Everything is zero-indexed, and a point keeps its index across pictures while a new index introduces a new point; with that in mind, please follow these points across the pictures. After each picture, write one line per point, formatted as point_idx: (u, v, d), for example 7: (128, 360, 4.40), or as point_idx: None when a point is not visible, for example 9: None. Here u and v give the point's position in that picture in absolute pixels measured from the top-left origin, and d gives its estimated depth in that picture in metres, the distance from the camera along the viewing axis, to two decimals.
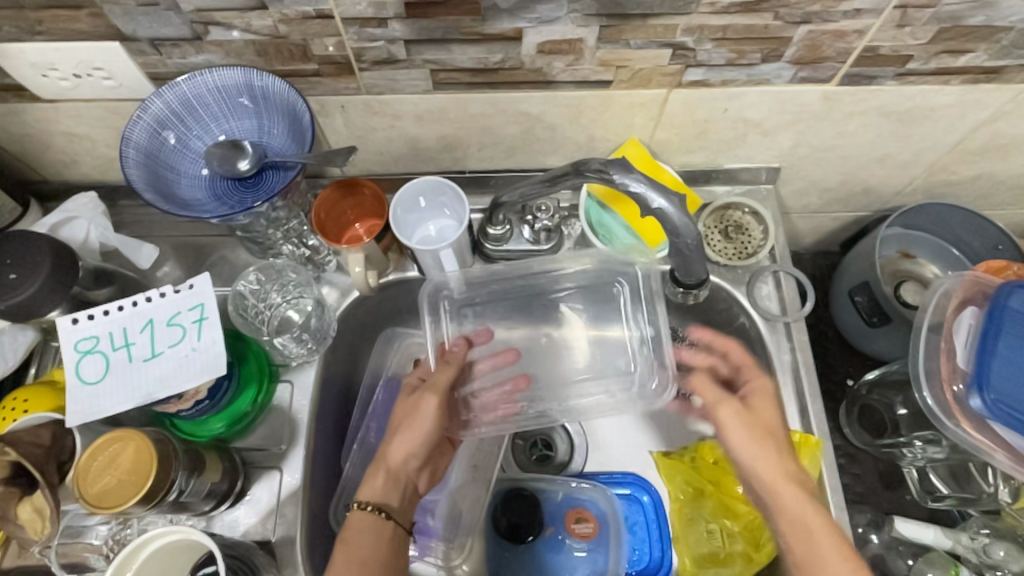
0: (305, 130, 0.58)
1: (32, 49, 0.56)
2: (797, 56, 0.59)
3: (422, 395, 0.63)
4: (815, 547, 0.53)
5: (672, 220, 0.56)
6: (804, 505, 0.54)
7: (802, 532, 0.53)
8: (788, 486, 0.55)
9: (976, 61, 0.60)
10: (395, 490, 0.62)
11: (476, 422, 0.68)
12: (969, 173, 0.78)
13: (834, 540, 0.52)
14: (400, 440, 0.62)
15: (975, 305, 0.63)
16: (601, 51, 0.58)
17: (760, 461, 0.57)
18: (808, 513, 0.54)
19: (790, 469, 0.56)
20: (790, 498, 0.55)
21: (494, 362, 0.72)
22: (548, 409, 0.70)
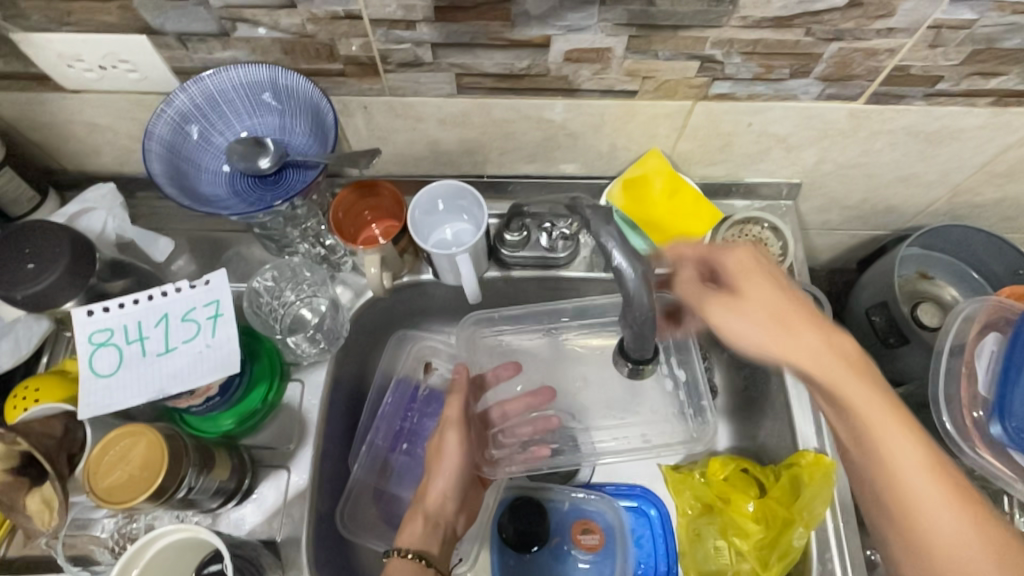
0: (328, 130, 0.58)
1: (59, 39, 0.56)
2: (826, 72, 0.58)
3: (446, 432, 0.68)
4: (901, 471, 0.46)
5: (628, 285, 0.48)
6: (889, 432, 0.47)
7: (887, 460, 0.47)
8: (878, 412, 0.48)
9: (1007, 84, 0.60)
10: (433, 536, 0.63)
11: (508, 461, 0.73)
12: (993, 196, 0.78)
13: (919, 458, 0.46)
14: (433, 481, 0.66)
15: (996, 331, 0.62)
16: (628, 60, 0.58)
17: (831, 381, 0.49)
18: (895, 441, 0.47)
19: (868, 396, 0.48)
20: (878, 425, 0.47)
21: (525, 402, 0.76)
22: (575, 448, 0.74)
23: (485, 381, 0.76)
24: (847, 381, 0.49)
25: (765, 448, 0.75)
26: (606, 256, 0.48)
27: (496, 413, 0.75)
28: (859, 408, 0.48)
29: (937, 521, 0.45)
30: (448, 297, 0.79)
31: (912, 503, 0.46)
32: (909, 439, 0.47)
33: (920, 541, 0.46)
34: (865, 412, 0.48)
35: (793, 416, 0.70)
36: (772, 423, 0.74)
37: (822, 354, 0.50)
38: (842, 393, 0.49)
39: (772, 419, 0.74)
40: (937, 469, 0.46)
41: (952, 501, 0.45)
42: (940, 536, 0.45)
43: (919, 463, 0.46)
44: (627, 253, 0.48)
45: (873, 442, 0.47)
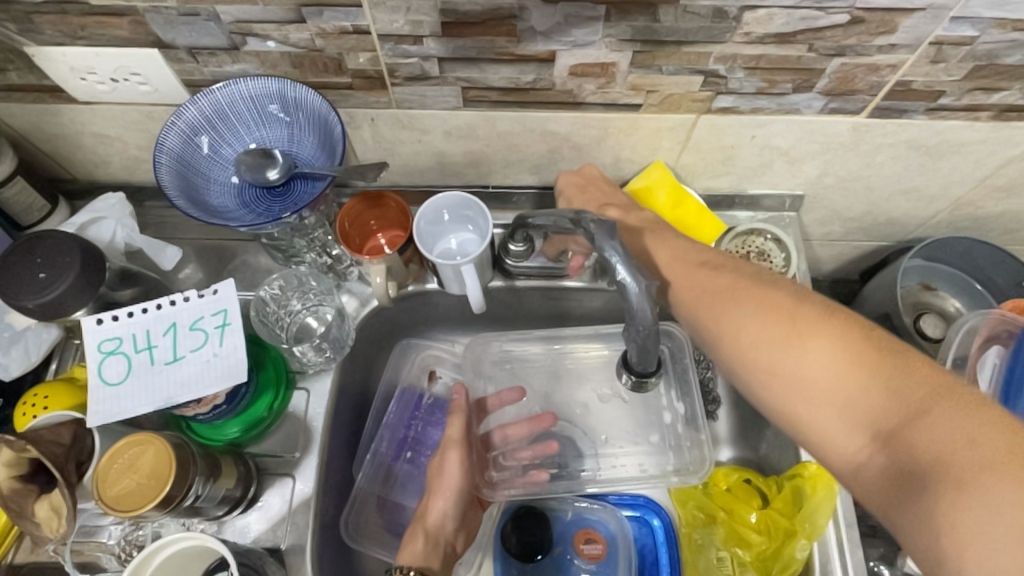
0: (335, 142, 0.59)
1: (72, 53, 0.57)
2: (828, 87, 0.59)
3: (447, 452, 0.67)
4: (743, 330, 0.50)
5: (632, 302, 0.48)
6: (730, 299, 0.52)
7: (732, 329, 0.51)
8: (714, 290, 0.54)
9: (1009, 99, 0.60)
10: (433, 553, 0.63)
11: (509, 483, 0.73)
12: (996, 209, 0.78)
13: (762, 312, 0.49)
14: (434, 500, 0.66)
15: (1000, 343, 0.62)
16: (632, 75, 0.58)
17: (680, 284, 0.56)
18: (733, 306, 0.51)
19: (702, 281, 0.55)
20: (713, 301, 0.53)
21: (525, 427, 0.76)
22: (574, 474, 0.74)
23: (486, 406, 0.77)
24: (696, 276, 0.55)
25: (765, 457, 0.76)
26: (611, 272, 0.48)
27: (497, 437, 0.76)
28: (698, 295, 0.54)
29: (785, 364, 0.47)
30: (452, 306, 0.79)
31: (756, 355, 0.49)
32: (743, 299, 0.51)
33: (777, 390, 0.47)
34: (702, 298, 0.54)
35: None
36: (774, 433, 0.74)
37: (679, 268, 0.57)
38: (688, 287, 0.56)
39: (774, 429, 0.75)
40: (784, 316, 0.48)
41: (794, 339, 0.47)
42: (789, 377, 0.47)
43: (762, 321, 0.49)
44: (632, 268, 0.48)
45: (714, 314, 0.52)
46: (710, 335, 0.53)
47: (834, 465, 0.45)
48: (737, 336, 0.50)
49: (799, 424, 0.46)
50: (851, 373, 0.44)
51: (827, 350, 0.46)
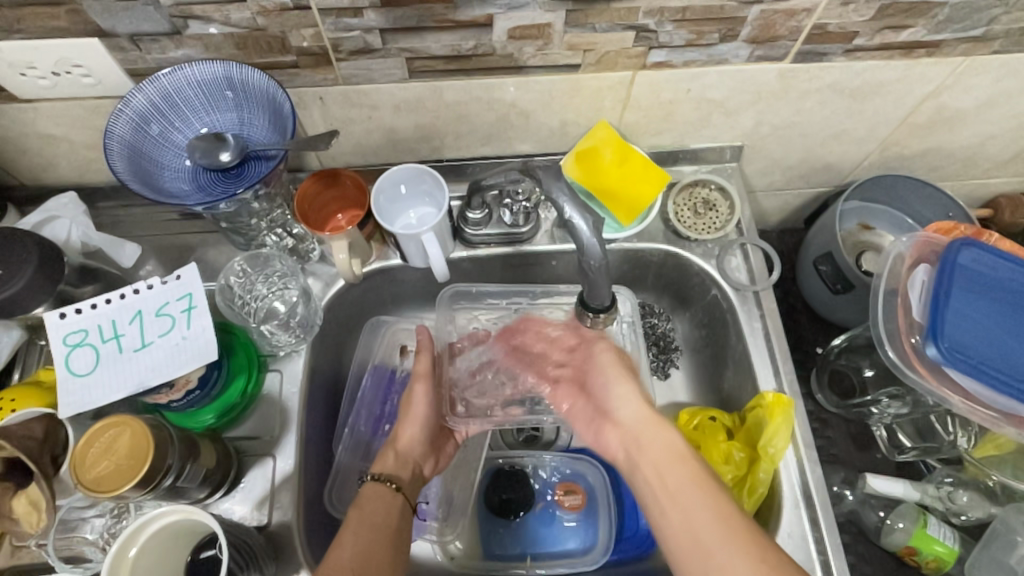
0: (286, 120, 0.60)
1: (10, 47, 0.57)
2: (752, 35, 0.63)
3: (415, 385, 0.70)
4: (673, 485, 0.56)
5: (581, 237, 0.55)
6: (684, 480, 0.56)
7: (683, 513, 0.54)
8: (674, 472, 0.57)
9: (917, 36, 0.65)
10: (404, 469, 0.67)
11: (478, 414, 0.73)
12: (919, 146, 0.83)
13: (711, 503, 0.54)
14: (404, 427, 0.69)
15: (927, 263, 0.68)
16: (568, 35, 0.61)
17: (648, 445, 0.60)
18: (678, 476, 0.57)
19: (665, 450, 0.59)
20: (670, 481, 0.57)
21: (491, 366, 0.76)
22: (548, 406, 0.73)
23: (456, 348, 0.76)
24: (661, 443, 0.60)
25: (727, 394, 0.80)
26: (560, 211, 0.55)
27: (469, 376, 0.75)
28: (658, 471, 0.58)
29: (723, 556, 0.51)
30: (417, 281, 0.81)
31: (685, 522, 0.54)
32: (682, 470, 0.57)
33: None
34: (664, 475, 0.58)
35: (754, 364, 0.74)
36: (733, 371, 0.78)
37: (649, 430, 0.61)
38: (651, 447, 0.60)
39: (733, 367, 0.78)
40: (726, 513, 0.53)
41: (723, 523, 0.52)
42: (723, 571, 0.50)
43: (683, 472, 0.57)
44: (577, 206, 0.55)
45: (660, 477, 0.58)
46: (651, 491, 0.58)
47: None
48: (685, 515, 0.54)
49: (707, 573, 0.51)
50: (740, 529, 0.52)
51: (760, 560, 0.49)
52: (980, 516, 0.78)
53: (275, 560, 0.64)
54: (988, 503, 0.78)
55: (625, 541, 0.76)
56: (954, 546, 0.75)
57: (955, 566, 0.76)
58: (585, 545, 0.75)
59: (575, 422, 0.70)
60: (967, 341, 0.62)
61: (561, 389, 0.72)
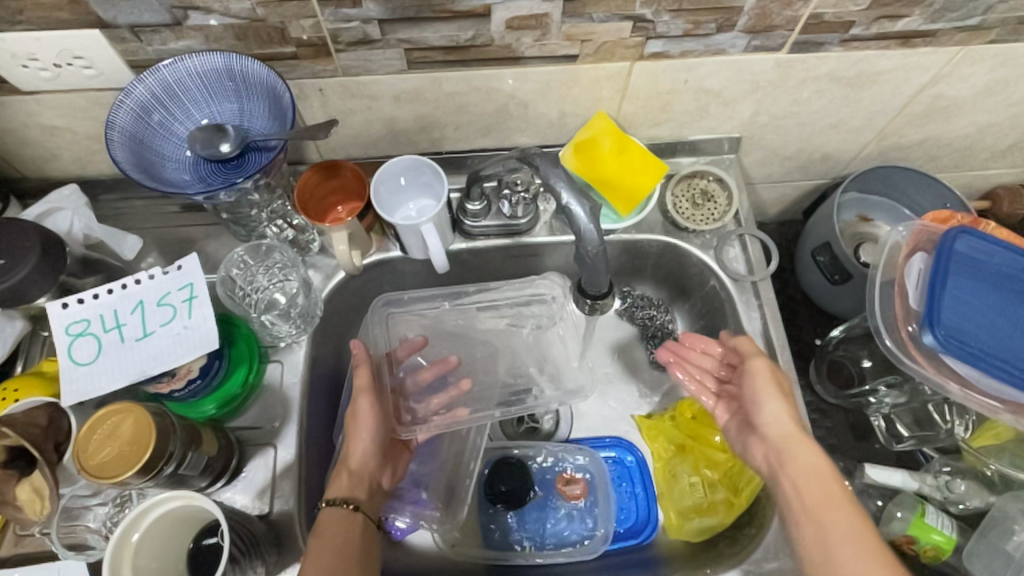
0: (286, 109, 0.60)
1: (13, 38, 0.57)
2: (748, 25, 0.63)
3: (358, 401, 0.67)
4: (813, 505, 0.56)
5: (579, 224, 0.58)
6: (827, 500, 0.56)
7: (821, 531, 0.54)
8: (818, 492, 0.57)
9: (913, 25, 0.65)
10: (359, 486, 0.65)
11: (424, 421, 0.73)
12: (916, 136, 0.84)
13: (852, 529, 0.53)
14: (353, 443, 0.67)
15: (923, 251, 0.68)
16: (566, 25, 0.61)
17: (790, 459, 0.59)
18: (821, 499, 0.56)
19: (811, 468, 0.58)
20: (812, 500, 0.56)
21: (435, 370, 0.76)
22: (490, 406, 0.75)
23: (396, 358, 0.77)
24: (806, 461, 0.59)
25: None
26: (558, 197, 0.58)
27: (410, 382, 0.76)
28: (798, 487, 0.58)
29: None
30: (417, 271, 0.81)
31: (822, 546, 0.54)
32: (827, 492, 0.56)
33: None
34: (808, 493, 0.57)
35: None
36: None
37: (795, 444, 0.60)
38: (796, 465, 0.59)
39: None
40: (870, 543, 0.52)
41: (865, 557, 0.51)
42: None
43: (824, 495, 0.56)
44: (574, 193, 0.58)
45: (801, 496, 0.57)
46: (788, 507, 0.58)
47: None
48: (820, 537, 0.54)
49: None
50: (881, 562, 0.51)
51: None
52: (978, 505, 0.78)
53: (277, 548, 0.65)
54: (986, 492, 0.78)
55: (625, 529, 0.77)
56: (951, 535, 0.75)
57: (952, 555, 0.76)
58: (585, 534, 0.76)
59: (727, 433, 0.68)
60: (964, 329, 0.62)
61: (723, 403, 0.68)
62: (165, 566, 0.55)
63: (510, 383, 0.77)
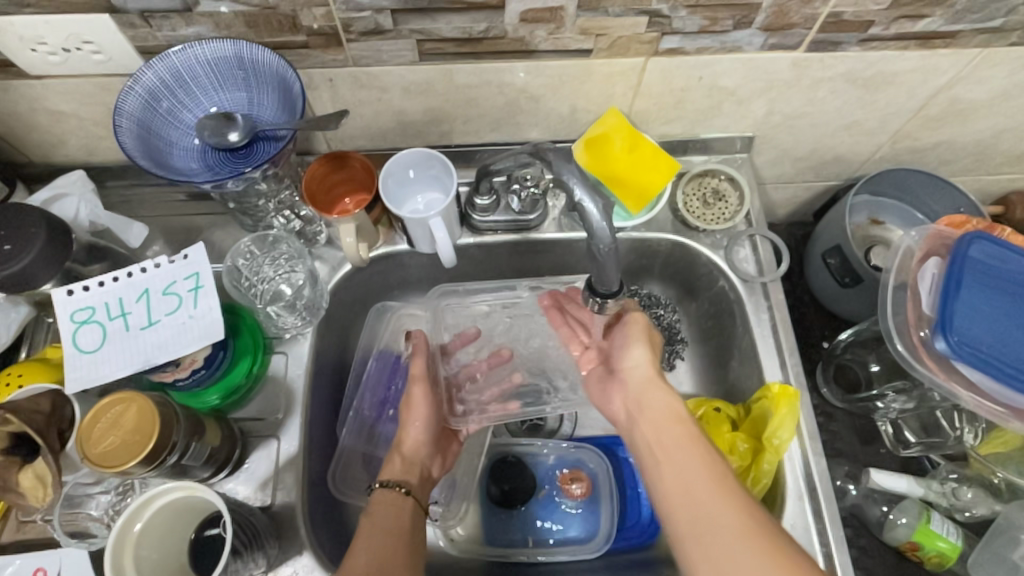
0: (296, 99, 0.60)
1: (21, 21, 0.57)
2: (766, 22, 0.62)
3: (413, 388, 0.70)
4: (666, 443, 0.56)
5: (594, 222, 0.57)
6: (676, 438, 0.56)
7: (672, 465, 0.54)
8: (670, 431, 0.57)
9: (933, 26, 0.64)
10: (412, 472, 0.67)
11: (476, 413, 0.74)
12: (931, 139, 0.83)
13: (700, 459, 0.53)
14: (408, 429, 0.69)
15: (938, 256, 0.67)
16: (581, 18, 0.60)
17: (645, 404, 0.60)
18: (672, 436, 0.56)
19: (663, 409, 0.58)
20: (666, 437, 0.56)
21: (488, 364, 0.77)
22: (543, 401, 0.75)
23: (449, 349, 0.77)
24: (658, 402, 0.59)
25: (733, 388, 0.79)
26: (571, 194, 0.57)
27: (462, 375, 0.76)
28: (654, 429, 0.58)
29: (711, 510, 0.50)
30: (423, 266, 0.81)
31: (675, 479, 0.53)
32: (679, 431, 0.56)
33: (697, 531, 0.50)
34: (663, 431, 0.57)
35: (760, 355, 0.74)
36: (739, 361, 0.78)
37: (650, 390, 0.60)
38: (650, 409, 0.59)
39: (739, 357, 0.78)
40: (718, 471, 0.53)
41: (715, 483, 0.51)
42: (709, 523, 0.50)
43: (675, 432, 0.56)
44: (587, 189, 0.57)
45: (657, 436, 0.57)
46: (645, 448, 0.58)
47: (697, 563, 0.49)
48: (671, 470, 0.54)
49: (688, 522, 0.51)
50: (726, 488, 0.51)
51: (746, 516, 0.49)
52: (984, 513, 0.77)
53: (279, 542, 0.64)
54: (993, 500, 0.77)
55: (628, 529, 0.77)
56: (957, 542, 0.74)
57: (957, 562, 0.76)
58: (588, 533, 0.76)
59: (588, 385, 0.68)
60: (978, 336, 0.62)
61: (590, 355, 0.70)
62: (166, 557, 0.55)
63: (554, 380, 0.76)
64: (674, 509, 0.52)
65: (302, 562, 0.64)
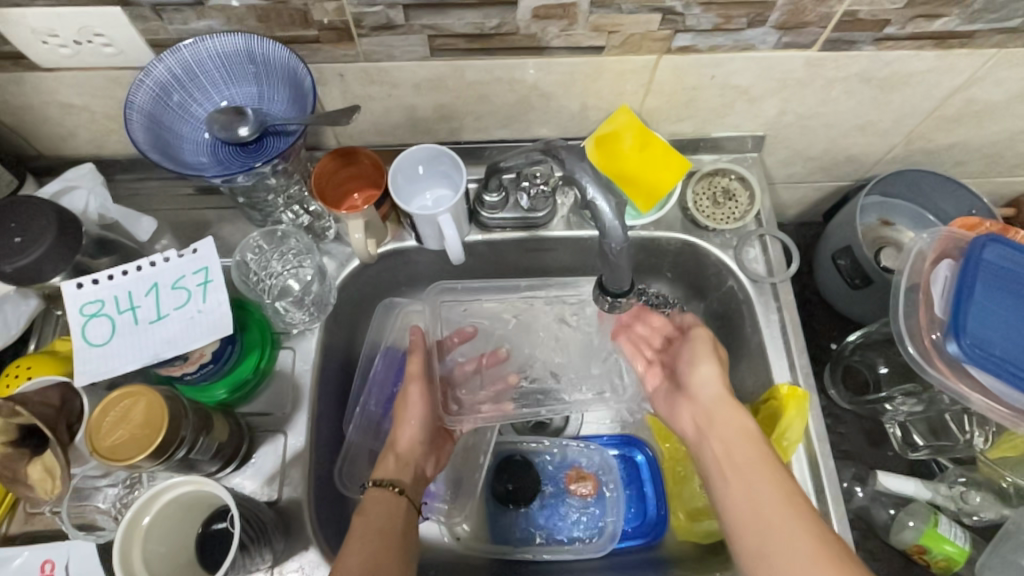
0: (306, 94, 0.59)
1: (32, 14, 0.56)
2: (781, 21, 0.61)
3: (409, 387, 0.71)
4: (737, 461, 0.57)
5: (604, 221, 0.57)
6: (749, 458, 0.56)
7: (744, 485, 0.55)
8: (743, 450, 0.57)
9: (950, 25, 0.63)
10: (405, 471, 0.67)
11: (471, 412, 0.75)
12: (944, 140, 0.82)
13: (774, 481, 0.54)
14: (402, 427, 0.69)
15: (951, 259, 0.67)
16: (594, 15, 0.60)
17: (715, 418, 0.60)
18: (745, 454, 0.57)
19: (738, 426, 0.59)
20: (738, 455, 0.57)
21: (480, 364, 0.78)
22: (534, 402, 0.77)
23: (446, 346, 0.79)
24: (731, 419, 0.59)
25: (740, 389, 0.79)
26: (583, 191, 0.57)
27: (457, 374, 0.78)
28: (726, 446, 0.58)
29: (782, 530, 0.51)
30: (430, 262, 0.81)
31: (746, 498, 0.54)
32: (751, 451, 0.57)
33: (767, 550, 0.51)
34: (734, 455, 0.57)
35: (769, 356, 0.74)
36: (748, 362, 0.77)
37: (722, 406, 0.61)
38: (720, 425, 0.60)
39: (747, 358, 0.77)
40: (793, 497, 0.53)
41: (788, 508, 0.52)
42: (782, 546, 0.50)
43: (747, 450, 0.57)
44: (600, 188, 0.57)
45: (728, 454, 0.58)
46: (714, 465, 0.58)
47: None
48: (743, 490, 0.55)
49: (758, 544, 0.52)
50: (800, 514, 0.52)
51: (818, 539, 0.50)
52: (992, 517, 0.77)
53: (285, 537, 0.64)
54: (1002, 505, 0.77)
55: (633, 528, 0.77)
56: (964, 546, 0.74)
57: (964, 566, 0.75)
58: (593, 532, 0.76)
59: (655, 400, 0.69)
60: (992, 339, 0.61)
61: (655, 371, 0.71)
62: (175, 551, 0.55)
63: (547, 378, 0.79)
64: (744, 528, 0.53)
65: (308, 558, 0.64)
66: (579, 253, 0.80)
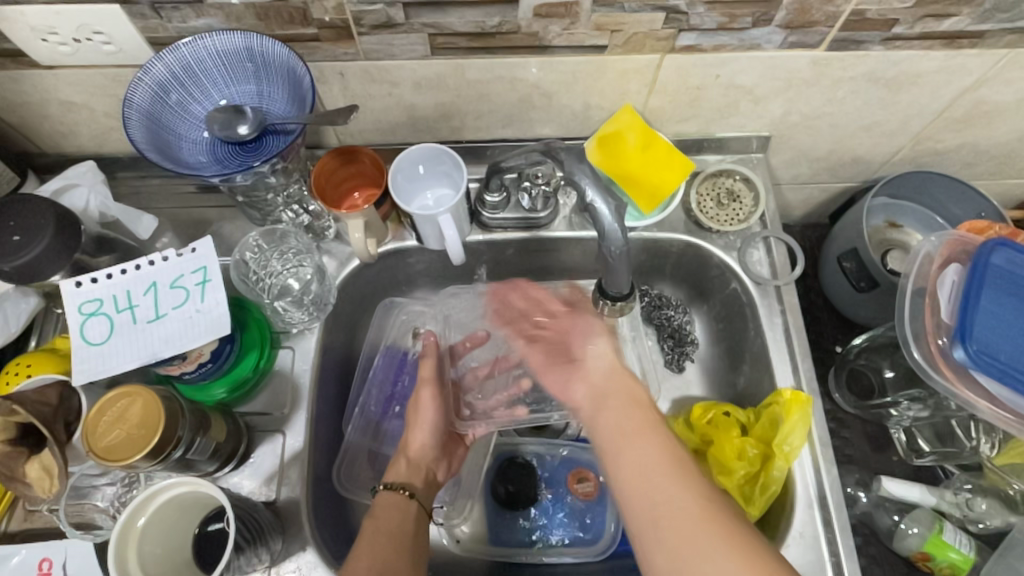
0: (306, 92, 0.59)
1: (31, 11, 0.56)
2: (786, 20, 0.60)
3: (421, 391, 0.71)
4: (627, 427, 0.54)
5: (604, 223, 0.57)
6: (639, 425, 0.54)
7: (635, 448, 0.53)
8: (628, 417, 0.55)
9: (960, 25, 0.62)
10: (416, 475, 0.67)
11: (483, 418, 0.74)
12: (953, 142, 0.81)
13: (666, 447, 0.53)
14: (413, 432, 0.69)
15: (958, 263, 0.66)
16: (596, 14, 0.59)
17: (598, 390, 0.58)
18: (636, 421, 0.55)
19: (619, 395, 0.57)
20: (626, 421, 0.55)
21: (491, 369, 0.76)
22: (547, 406, 0.73)
23: (457, 351, 0.77)
24: (619, 388, 0.58)
25: (742, 392, 0.78)
26: (582, 193, 0.57)
27: (469, 378, 0.76)
28: (612, 413, 0.56)
29: (671, 493, 0.49)
30: (432, 262, 0.80)
31: (638, 464, 0.52)
32: (638, 417, 0.55)
33: (657, 514, 0.49)
34: (620, 420, 0.55)
35: (772, 359, 0.73)
36: (751, 365, 0.76)
37: (609, 377, 0.59)
38: (603, 396, 0.58)
39: (750, 361, 0.77)
40: (682, 459, 0.52)
41: (681, 472, 0.51)
42: (671, 508, 0.49)
43: (631, 418, 0.55)
44: (599, 190, 0.56)
45: (617, 420, 0.55)
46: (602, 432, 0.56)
47: (658, 548, 0.48)
48: (634, 455, 0.52)
49: (649, 508, 0.50)
50: (692, 477, 0.50)
51: (705, 501, 0.49)
52: (999, 524, 0.76)
53: (284, 537, 0.64)
54: (1008, 512, 0.76)
55: None
56: (969, 554, 0.73)
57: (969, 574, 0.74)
58: (593, 534, 0.75)
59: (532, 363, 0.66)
60: (999, 345, 0.60)
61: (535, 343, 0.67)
62: (172, 551, 0.55)
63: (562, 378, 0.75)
64: (636, 494, 0.51)
65: (306, 559, 0.63)
66: (581, 253, 0.80)
